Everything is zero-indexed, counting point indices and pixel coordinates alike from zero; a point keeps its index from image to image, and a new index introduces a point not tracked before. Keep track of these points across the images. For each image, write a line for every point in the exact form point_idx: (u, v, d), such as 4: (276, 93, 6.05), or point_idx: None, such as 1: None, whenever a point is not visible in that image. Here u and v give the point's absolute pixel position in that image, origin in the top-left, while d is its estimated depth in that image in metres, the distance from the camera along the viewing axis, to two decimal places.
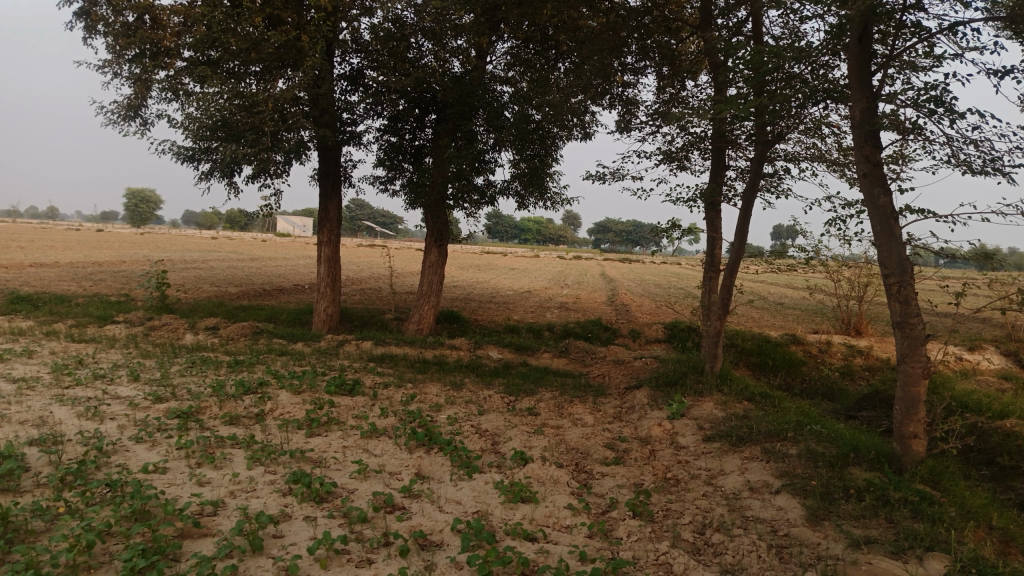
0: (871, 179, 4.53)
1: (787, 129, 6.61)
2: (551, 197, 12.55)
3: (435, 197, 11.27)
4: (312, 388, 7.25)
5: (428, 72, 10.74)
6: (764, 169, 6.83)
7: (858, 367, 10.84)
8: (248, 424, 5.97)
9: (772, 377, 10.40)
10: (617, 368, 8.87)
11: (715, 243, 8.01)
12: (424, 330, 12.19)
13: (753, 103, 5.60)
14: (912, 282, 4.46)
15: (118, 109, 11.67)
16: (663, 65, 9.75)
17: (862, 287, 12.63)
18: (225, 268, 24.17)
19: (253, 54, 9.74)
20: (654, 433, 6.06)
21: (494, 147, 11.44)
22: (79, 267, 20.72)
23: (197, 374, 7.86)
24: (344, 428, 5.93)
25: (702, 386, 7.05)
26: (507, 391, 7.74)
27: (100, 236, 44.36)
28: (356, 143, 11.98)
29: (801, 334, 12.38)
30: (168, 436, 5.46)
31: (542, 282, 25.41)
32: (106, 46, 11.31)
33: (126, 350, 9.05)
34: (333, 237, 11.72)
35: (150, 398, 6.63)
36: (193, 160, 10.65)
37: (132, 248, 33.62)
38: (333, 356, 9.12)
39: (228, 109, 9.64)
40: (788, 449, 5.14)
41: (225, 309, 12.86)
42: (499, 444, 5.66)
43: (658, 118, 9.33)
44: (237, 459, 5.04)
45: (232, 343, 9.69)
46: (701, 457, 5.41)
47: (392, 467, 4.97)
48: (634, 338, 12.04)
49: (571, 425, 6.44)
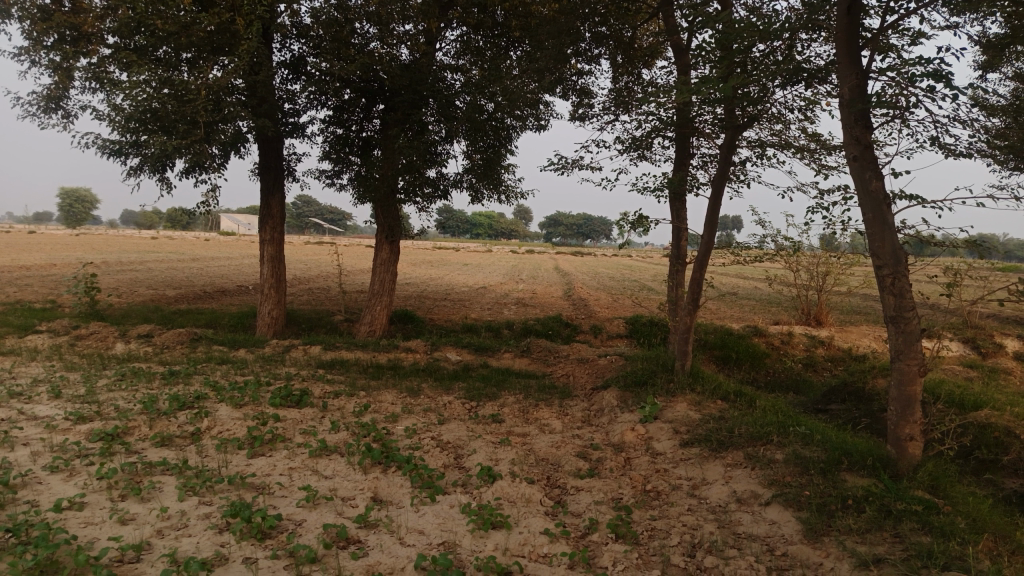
0: (863, 162, 4.18)
1: (757, 113, 6.28)
2: (505, 190, 12.10)
3: (385, 190, 10.71)
4: (255, 401, 6.65)
5: (373, 58, 10.13)
6: (734, 154, 6.50)
7: (821, 358, 10.70)
8: (182, 445, 5.37)
9: (737, 371, 10.16)
10: (582, 367, 8.48)
11: (681, 235, 7.67)
12: (377, 331, 11.61)
13: (726, 85, 5.22)
14: (906, 274, 4.15)
15: (37, 100, 10.76)
16: (618, 53, 9.43)
17: (821, 276, 12.54)
18: (165, 270, 23.04)
19: (183, 38, 8.99)
20: (628, 439, 5.67)
21: (446, 139, 10.93)
22: (4, 271, 19.43)
23: (127, 388, 7.15)
24: (290, 447, 5.37)
25: (673, 385, 6.69)
26: (467, 396, 7.28)
27: (32, 238, 42.00)
28: (299, 135, 11.34)
29: (762, 325, 12.22)
30: (88, 463, 4.82)
31: (497, 277, 24.97)
32: (22, 32, 10.40)
33: (48, 362, 8.25)
34: (276, 235, 11.04)
35: (71, 419, 5.94)
36: (120, 154, 9.84)
37: (63, 250, 31.81)
38: (279, 364, 8.49)
39: (156, 99, 8.88)
40: (773, 454, 4.82)
41: (161, 314, 12.04)
42: (463, 458, 5.19)
43: (616, 106, 8.98)
44: (167, 489, 4.45)
45: (168, 352, 8.98)
46: (680, 465, 5.03)
47: (345, 491, 4.45)
48: (596, 334, 11.72)
49: (538, 432, 6.01)
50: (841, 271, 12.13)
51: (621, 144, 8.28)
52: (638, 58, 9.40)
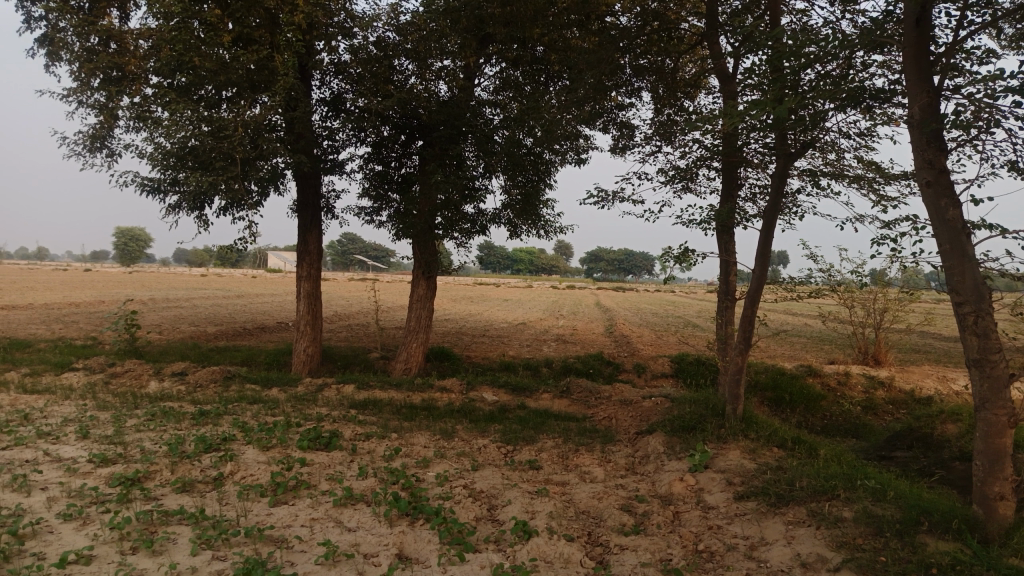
0: (938, 188, 3.76)
1: (812, 140, 5.88)
2: (545, 225, 11.84)
3: (422, 226, 10.52)
4: (282, 443, 6.39)
5: (411, 94, 10.03)
6: (787, 184, 6.10)
7: (881, 400, 10.07)
8: (202, 491, 5.12)
9: (790, 413, 9.59)
10: (625, 409, 8.05)
11: (730, 270, 7.27)
12: (412, 370, 11.34)
13: (780, 107, 4.84)
14: (991, 312, 3.70)
15: (83, 139, 10.91)
16: (659, 85, 9.16)
17: (878, 313, 11.91)
18: (209, 307, 23.28)
19: (223, 76, 9.03)
20: (676, 490, 5.24)
21: (484, 174, 10.73)
22: (53, 308, 19.80)
23: (156, 429, 6.97)
24: (314, 495, 5.07)
25: (724, 431, 6.22)
26: (504, 440, 6.93)
27: (87, 276, 43.25)
28: (338, 172, 11.29)
29: (816, 365, 11.61)
30: (103, 512, 4.58)
31: (538, 314, 24.66)
32: (70, 74, 10.60)
33: (80, 401, 8.15)
34: (313, 271, 10.93)
35: (93, 461, 5.74)
36: (159, 192, 9.88)
37: (114, 288, 32.54)
38: (311, 404, 8.25)
39: (195, 136, 8.89)
40: (839, 511, 4.34)
41: (199, 351, 12.00)
42: (497, 510, 4.82)
43: (659, 138, 8.67)
44: (181, 541, 4.18)
45: (200, 390, 8.83)
46: (735, 521, 4.58)
47: (368, 547, 4.12)
48: (640, 373, 11.27)
49: (578, 482, 5.61)
50: (900, 307, 11.50)
51: (665, 176, 7.94)
52: (681, 90, 9.10)
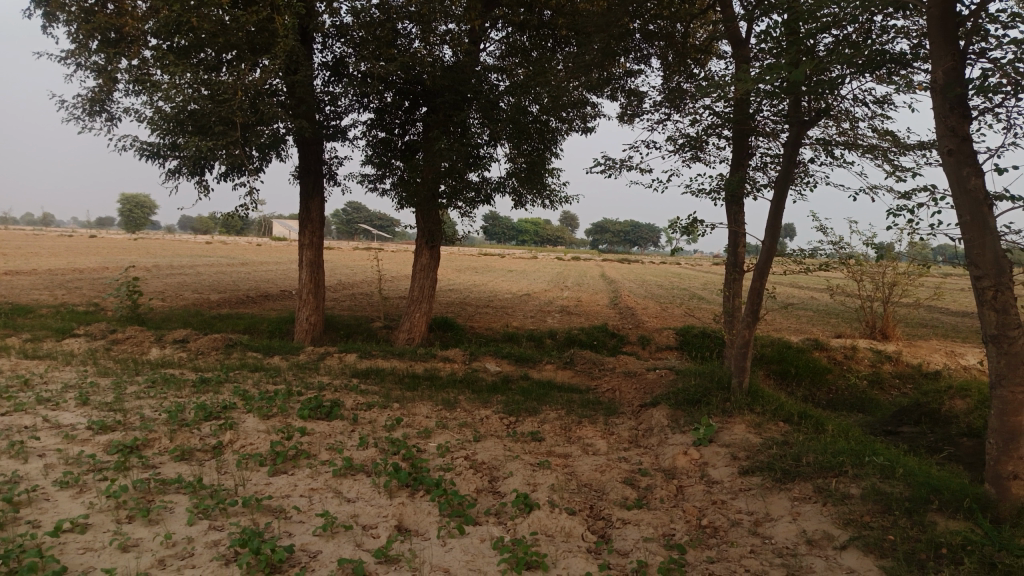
0: (960, 157, 3.61)
1: (827, 107, 5.70)
2: (551, 194, 11.67)
3: (426, 194, 10.38)
4: (283, 412, 6.34)
5: (415, 58, 9.81)
6: (800, 153, 5.93)
7: (888, 375, 9.98)
8: (201, 460, 5.07)
9: (796, 387, 9.51)
10: (629, 381, 7.97)
11: (738, 241, 7.15)
12: (415, 339, 11.28)
13: (796, 71, 4.67)
14: (1011, 286, 3.58)
15: (82, 103, 10.73)
16: (669, 52, 8.93)
17: (887, 287, 11.76)
18: (213, 274, 23.20)
19: (221, 39, 8.84)
20: (680, 464, 5.16)
21: (489, 141, 10.53)
22: (57, 274, 19.75)
23: (155, 396, 6.91)
24: (314, 465, 5.01)
25: (729, 405, 6.12)
26: (506, 411, 6.86)
27: (93, 242, 43.20)
28: (341, 138, 11.11)
29: (822, 338, 11.50)
30: (100, 480, 4.52)
31: (543, 284, 24.56)
32: (68, 35, 10.39)
33: (81, 367, 8.11)
34: (315, 240, 10.82)
35: (91, 428, 5.69)
36: (158, 156, 9.73)
37: (119, 254, 32.48)
38: (312, 372, 8.19)
39: (194, 101, 8.71)
40: (847, 488, 4.26)
41: (201, 319, 11.95)
42: (498, 482, 4.76)
43: (668, 106, 8.47)
44: (178, 510, 4.12)
45: (202, 358, 8.78)
46: (740, 497, 4.51)
47: (366, 518, 4.06)
48: (644, 345, 11.18)
49: (581, 454, 5.54)
50: (910, 281, 11.35)
51: (674, 144, 7.77)
52: (692, 57, 8.86)
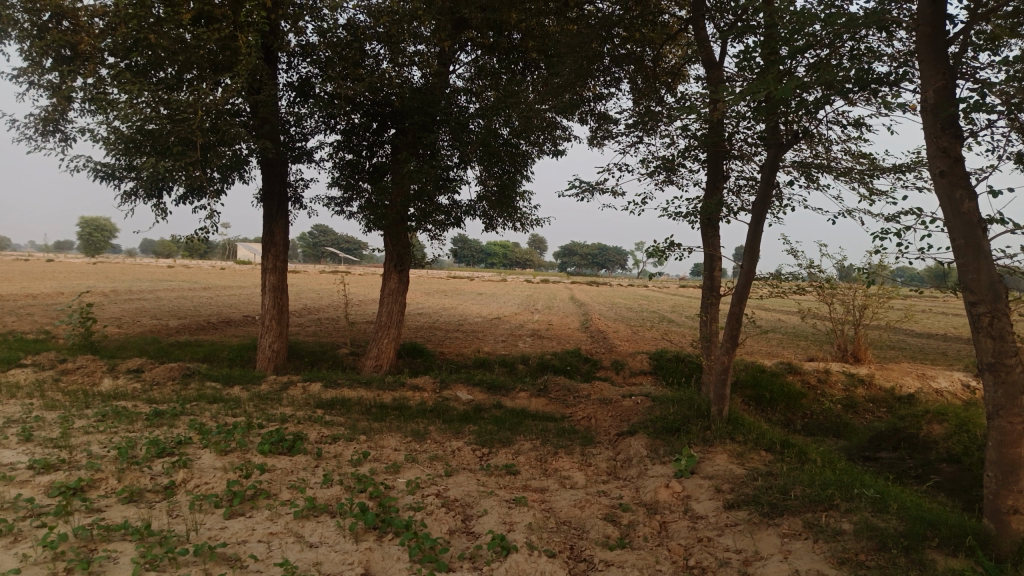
0: (953, 179, 3.49)
1: (805, 129, 5.60)
2: (521, 217, 11.49)
3: (395, 218, 10.12)
4: (242, 447, 5.98)
5: (383, 79, 9.59)
6: (778, 176, 5.82)
7: (862, 399, 9.93)
8: (151, 502, 4.70)
9: (772, 412, 9.38)
10: (605, 409, 7.76)
11: (714, 264, 7.02)
12: (383, 366, 10.94)
13: (777, 90, 4.53)
14: (1007, 312, 3.44)
15: (35, 123, 10.30)
16: (638, 76, 8.85)
17: (858, 309, 11.78)
18: (173, 299, 22.52)
19: (181, 56, 8.52)
20: (662, 498, 4.94)
21: (458, 164, 10.33)
22: (6, 300, 18.94)
23: (105, 431, 6.49)
24: (274, 506, 4.68)
25: (710, 434, 5.93)
26: (478, 442, 6.58)
27: (48, 267, 41.82)
28: (306, 160, 10.83)
29: (796, 362, 11.44)
30: (37, 526, 4.13)
31: (513, 308, 24.38)
32: (20, 52, 9.97)
33: (26, 400, 7.60)
34: (279, 263, 10.47)
35: (32, 468, 5.25)
36: (113, 178, 9.33)
37: (75, 279, 31.38)
38: (275, 403, 7.82)
39: (153, 120, 8.37)
40: (838, 524, 4.08)
41: (158, 346, 11.46)
42: (472, 522, 4.49)
43: (640, 129, 8.36)
44: (122, 560, 3.76)
45: (157, 389, 8.35)
46: (727, 533, 4.29)
47: (330, 566, 3.75)
48: (618, 370, 11.00)
49: (558, 488, 5.29)
50: (880, 304, 11.36)
51: (648, 166, 7.64)
52: (662, 81, 8.79)
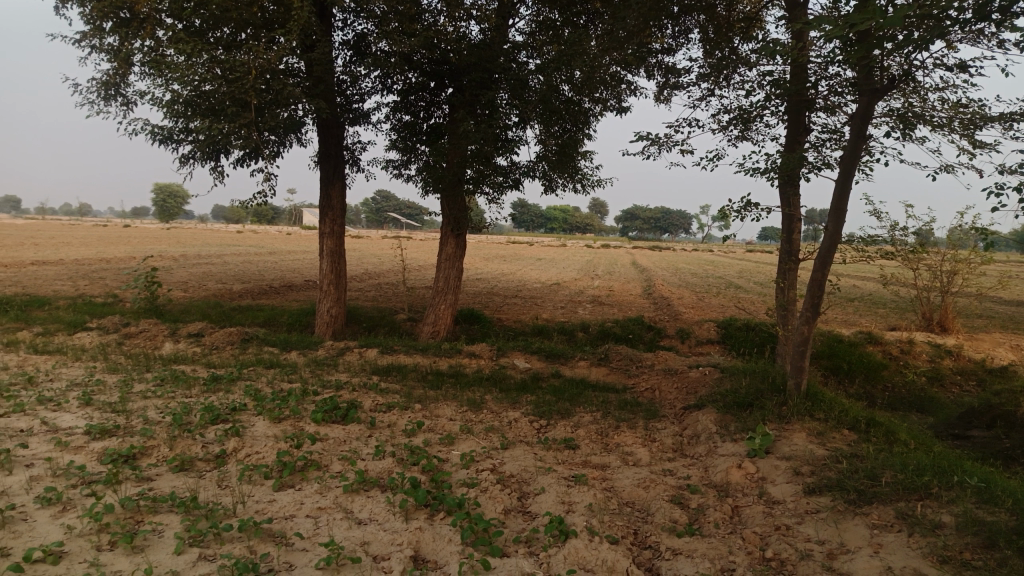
0: None
1: (904, 74, 5.00)
2: (583, 179, 11.05)
3: (452, 180, 9.83)
4: (296, 415, 5.87)
5: (439, 35, 9.22)
6: (870, 127, 5.24)
7: (949, 371, 9.25)
8: (201, 472, 4.59)
9: (850, 385, 8.82)
10: (670, 380, 7.38)
11: (793, 227, 6.51)
12: (440, 332, 10.77)
13: (878, 18, 3.95)
14: None
15: (97, 87, 10.34)
16: (709, 26, 8.25)
17: (946, 276, 10.95)
18: (240, 264, 22.92)
19: (234, 14, 8.34)
20: (734, 479, 4.56)
21: (518, 124, 9.94)
22: (82, 264, 19.56)
23: (163, 396, 6.46)
24: (324, 479, 4.51)
25: (786, 410, 5.49)
26: (536, 412, 6.32)
27: (124, 232, 43.43)
28: (364, 122, 10.61)
29: (876, 331, 10.76)
30: (86, 496, 4.04)
31: (574, 273, 24.00)
32: (81, 16, 9.97)
33: (90, 363, 7.69)
34: (336, 228, 10.35)
35: (88, 433, 5.21)
36: (171, 141, 9.28)
37: (149, 245, 32.24)
38: (331, 370, 7.70)
39: (209, 81, 8.28)
40: (936, 515, 3.64)
41: (220, 310, 11.58)
42: (529, 502, 4.21)
43: (712, 82, 7.80)
44: (167, 535, 3.63)
45: (216, 353, 8.36)
46: (807, 521, 3.90)
47: (378, 547, 3.55)
48: (683, 339, 10.56)
49: (621, 465, 4.97)
50: (972, 270, 10.54)
51: (720, 121, 7.10)
52: (734, 32, 8.19)
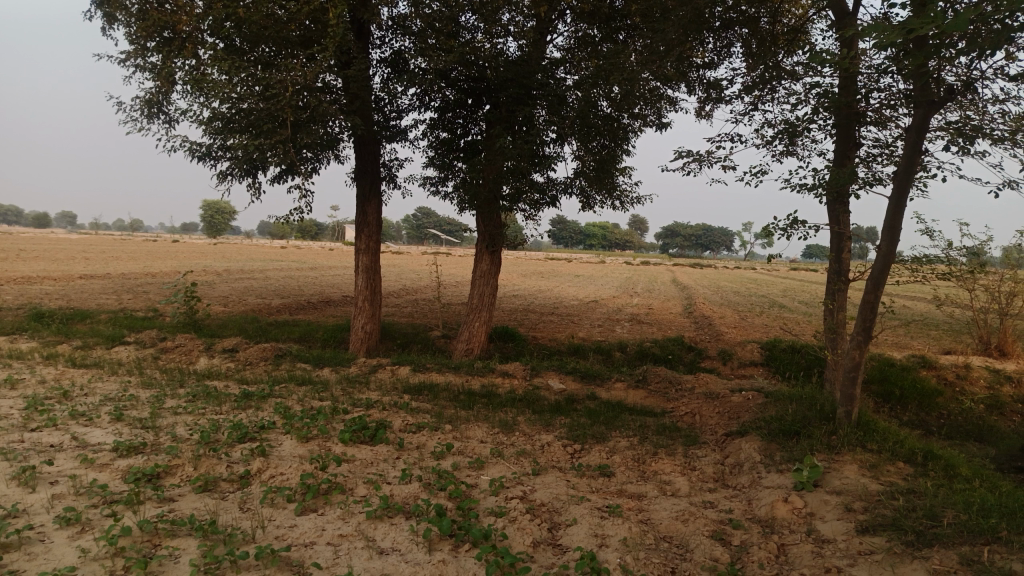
0: None
1: (962, 85, 4.69)
2: (622, 195, 10.83)
3: (488, 196, 9.71)
4: (324, 435, 5.74)
5: (476, 51, 9.13)
6: (925, 141, 4.93)
7: (1010, 398, 8.74)
8: (224, 494, 4.47)
9: (902, 411, 8.39)
10: (711, 404, 7.08)
11: (842, 245, 6.21)
12: (474, 350, 10.63)
13: (938, 23, 3.65)
14: None
15: (140, 105, 10.51)
16: (751, 41, 8.00)
17: (1005, 298, 10.42)
18: (281, 279, 23.13)
19: (271, 32, 8.37)
20: (780, 514, 4.28)
21: (555, 140, 9.79)
22: (128, 278, 19.91)
23: (193, 413, 6.40)
24: (348, 504, 4.35)
25: (835, 440, 5.17)
26: (570, 436, 6.09)
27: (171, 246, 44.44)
28: (401, 138, 10.58)
29: (930, 355, 10.28)
30: (106, 517, 3.95)
31: (613, 291, 23.70)
32: (126, 36, 10.15)
33: (125, 377, 7.72)
34: (371, 244, 10.30)
35: (115, 450, 5.16)
36: (210, 157, 9.35)
37: (195, 259, 32.79)
38: (362, 388, 7.60)
39: (246, 98, 8.26)
40: (1005, 561, 3.30)
41: (257, 326, 11.63)
42: (559, 534, 3.99)
43: (755, 96, 7.54)
44: (183, 561, 3.50)
45: (249, 369, 8.33)
46: (860, 563, 3.60)
47: None
48: (725, 360, 10.22)
49: (658, 496, 4.71)
50: None
51: (764, 136, 6.84)
52: (778, 45, 7.93)
